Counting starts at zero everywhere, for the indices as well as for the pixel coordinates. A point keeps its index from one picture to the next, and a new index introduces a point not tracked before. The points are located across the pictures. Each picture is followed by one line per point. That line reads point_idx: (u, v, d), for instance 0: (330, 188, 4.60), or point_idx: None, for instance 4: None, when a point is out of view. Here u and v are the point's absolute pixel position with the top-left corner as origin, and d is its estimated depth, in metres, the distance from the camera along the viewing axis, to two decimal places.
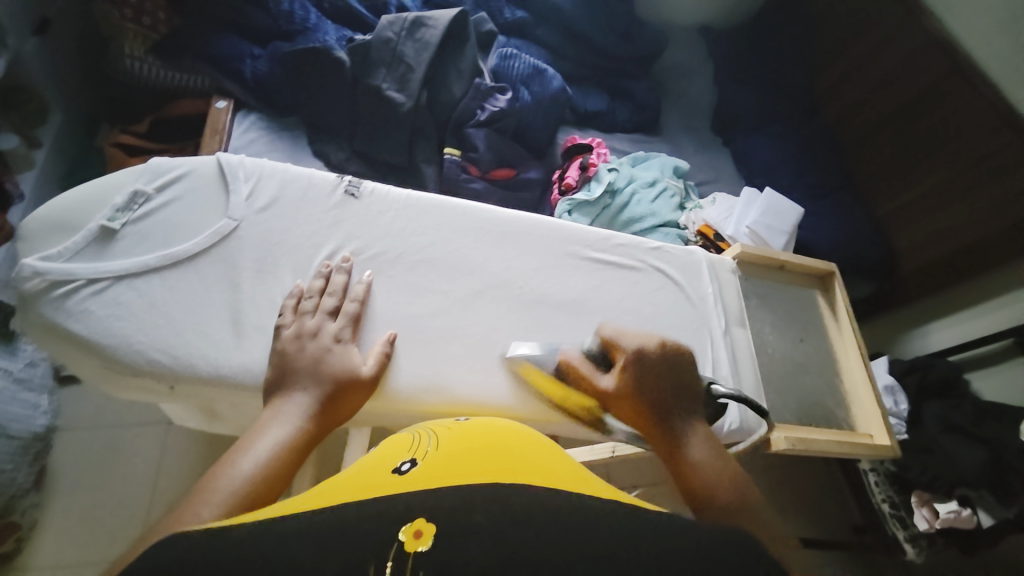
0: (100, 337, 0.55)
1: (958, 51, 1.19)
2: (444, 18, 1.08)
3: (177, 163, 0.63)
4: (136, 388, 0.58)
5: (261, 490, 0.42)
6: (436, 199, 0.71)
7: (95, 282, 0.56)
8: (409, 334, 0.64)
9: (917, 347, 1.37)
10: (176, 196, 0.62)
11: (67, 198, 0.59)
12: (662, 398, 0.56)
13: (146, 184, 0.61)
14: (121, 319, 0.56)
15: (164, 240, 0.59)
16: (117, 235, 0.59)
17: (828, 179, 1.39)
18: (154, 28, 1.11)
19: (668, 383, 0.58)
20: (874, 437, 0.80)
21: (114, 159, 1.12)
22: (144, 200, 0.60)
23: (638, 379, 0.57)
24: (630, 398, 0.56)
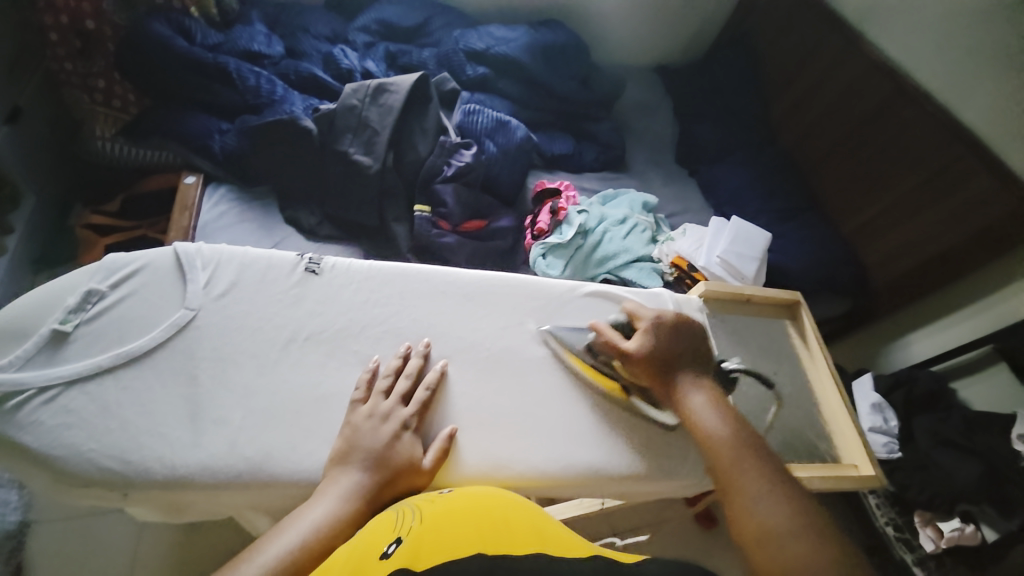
0: (52, 449, 0.53)
1: (899, 76, 1.26)
2: (406, 82, 1.12)
3: (133, 257, 0.63)
4: (90, 497, 0.55)
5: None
6: (398, 267, 0.72)
7: (46, 390, 0.55)
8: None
9: (901, 359, 1.38)
10: (131, 292, 0.61)
11: (18, 305, 0.59)
12: (681, 356, 0.64)
13: (100, 282, 0.61)
14: (74, 428, 0.54)
15: (118, 338, 0.59)
16: (71, 338, 0.58)
17: (792, 202, 1.44)
18: (124, 109, 1.18)
19: (687, 346, 0.65)
20: (859, 467, 0.78)
21: (85, 240, 1.12)
22: (98, 299, 0.60)
23: (661, 343, 0.65)
24: (652, 354, 0.64)
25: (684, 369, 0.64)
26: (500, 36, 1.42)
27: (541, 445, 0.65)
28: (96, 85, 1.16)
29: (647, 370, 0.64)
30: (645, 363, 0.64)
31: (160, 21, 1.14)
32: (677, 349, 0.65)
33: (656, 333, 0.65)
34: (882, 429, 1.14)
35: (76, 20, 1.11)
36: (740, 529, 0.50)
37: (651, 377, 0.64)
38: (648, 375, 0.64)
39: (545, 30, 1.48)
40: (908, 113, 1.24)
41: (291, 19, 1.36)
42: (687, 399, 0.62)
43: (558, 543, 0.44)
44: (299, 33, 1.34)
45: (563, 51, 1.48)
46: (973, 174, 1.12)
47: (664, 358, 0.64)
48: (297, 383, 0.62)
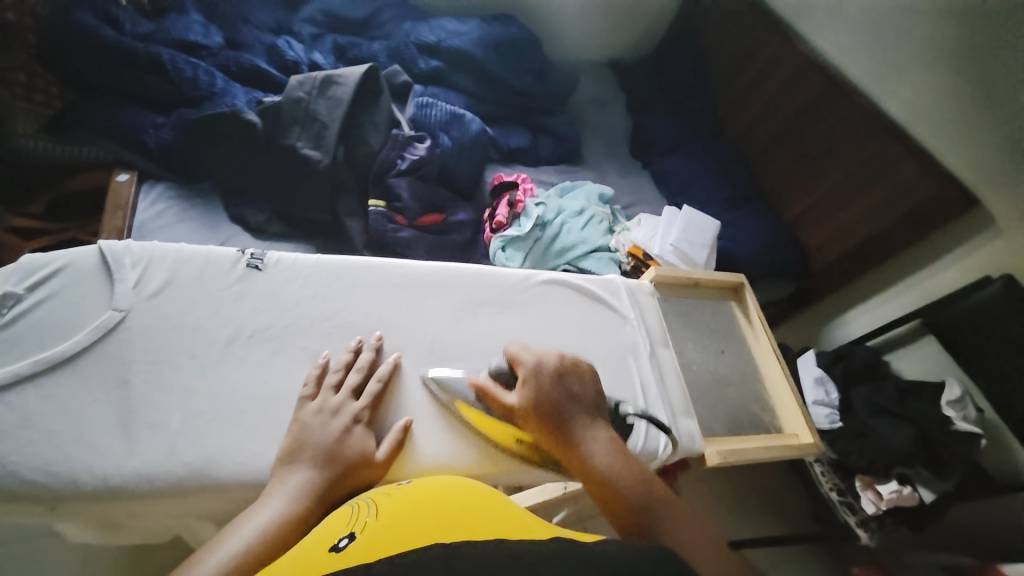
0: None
1: (830, 70, 1.34)
2: (354, 74, 1.09)
3: (52, 256, 0.59)
4: (13, 513, 0.51)
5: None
6: (348, 260, 0.70)
7: None
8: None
9: (840, 336, 1.47)
10: (51, 293, 0.57)
11: None
12: (566, 403, 0.57)
13: (15, 285, 0.56)
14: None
15: (39, 343, 0.55)
16: None
17: (739, 191, 1.50)
18: (47, 104, 1.10)
19: (574, 387, 0.59)
20: (800, 436, 0.83)
21: (5, 244, 1.03)
22: (13, 302, 0.56)
23: (543, 393, 0.57)
24: (540, 408, 0.56)
25: (575, 419, 0.55)
26: (452, 29, 1.40)
27: (498, 433, 0.65)
28: (14, 78, 1.04)
29: (538, 425, 0.56)
30: (534, 418, 0.56)
31: (84, 9, 1.07)
32: (565, 395, 0.57)
33: (537, 382, 0.58)
34: (825, 402, 1.22)
35: None
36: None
37: (546, 434, 0.55)
38: (541, 431, 0.56)
39: (498, 24, 1.48)
40: (840, 105, 1.32)
41: (231, 9, 1.29)
42: (585, 449, 0.53)
43: (517, 525, 0.43)
44: (240, 24, 1.28)
45: (517, 45, 1.48)
46: (900, 162, 1.21)
47: (556, 409, 0.56)
48: (243, 384, 0.59)
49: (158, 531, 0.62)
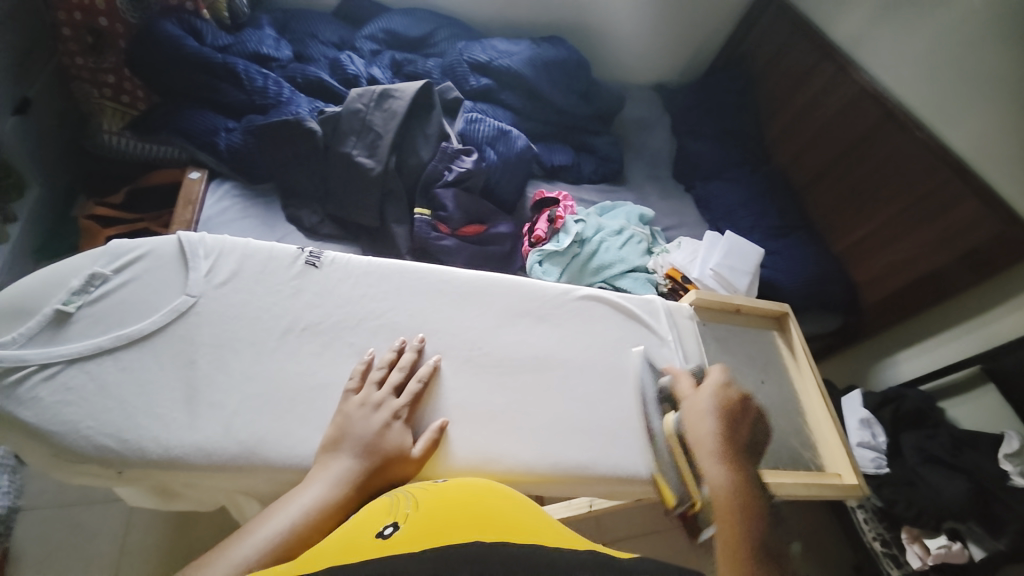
0: (49, 426, 0.53)
1: (889, 100, 1.30)
2: (410, 89, 1.15)
3: (137, 243, 0.65)
4: (85, 474, 0.55)
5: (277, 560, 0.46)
6: (395, 263, 0.73)
7: (46, 367, 0.55)
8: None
9: (890, 377, 1.39)
10: (134, 276, 0.63)
11: (21, 285, 0.59)
12: (728, 428, 0.63)
13: (104, 266, 0.62)
14: (72, 405, 0.55)
15: (120, 320, 0.60)
16: (73, 319, 0.59)
17: (785, 220, 1.46)
18: (133, 105, 1.21)
19: (740, 430, 0.64)
20: (842, 476, 0.79)
21: (86, 230, 1.14)
22: (101, 282, 0.61)
23: (714, 406, 0.65)
24: (699, 413, 0.65)
25: (726, 444, 0.61)
26: (503, 49, 1.45)
27: (529, 443, 0.66)
28: (105, 80, 1.18)
29: (689, 428, 0.64)
30: (695, 420, 0.64)
31: (172, 21, 1.17)
32: (728, 422, 0.64)
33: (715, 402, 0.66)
34: (871, 445, 1.15)
35: (90, 17, 1.14)
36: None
37: (693, 440, 0.62)
38: (691, 436, 0.63)
39: (548, 46, 1.52)
40: (896, 138, 1.28)
41: (300, 26, 1.40)
42: (714, 470, 0.58)
43: (556, 536, 0.43)
44: (308, 39, 1.37)
45: (565, 66, 1.52)
46: (961, 199, 1.15)
47: (713, 424, 0.63)
48: (295, 373, 0.63)
49: (206, 504, 0.66)
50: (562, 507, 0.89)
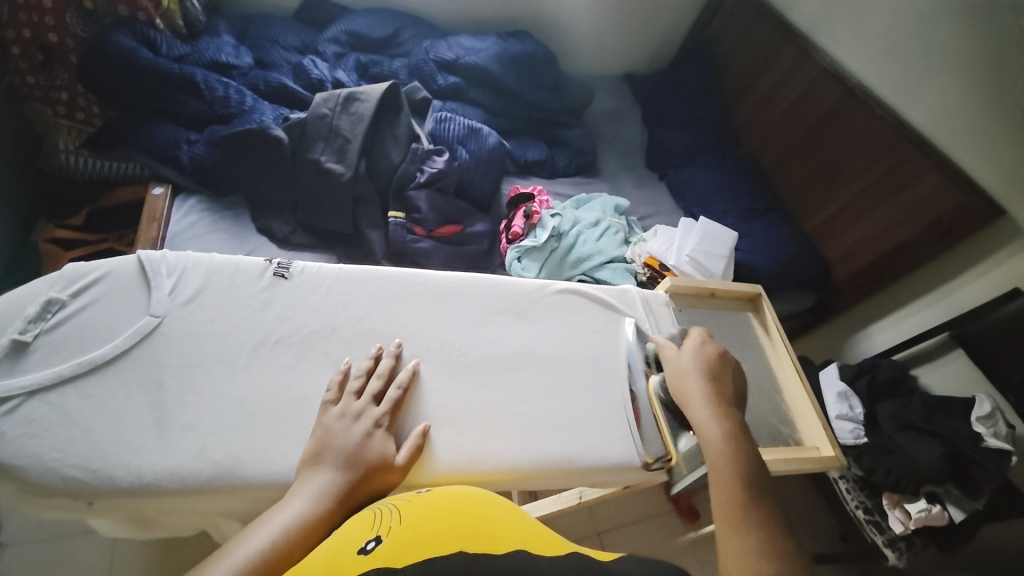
0: (12, 460, 0.51)
1: (849, 80, 1.33)
2: (376, 91, 1.13)
3: (95, 265, 0.62)
4: (56, 508, 0.54)
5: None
6: (368, 269, 0.72)
7: (4, 401, 0.53)
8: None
9: (865, 349, 1.43)
10: (93, 300, 0.60)
11: None
12: (713, 382, 0.67)
13: (60, 291, 0.60)
14: (36, 437, 0.53)
15: (80, 347, 0.58)
16: (30, 349, 0.56)
17: (757, 202, 1.49)
18: (88, 121, 1.17)
19: (724, 382, 0.67)
20: (820, 449, 0.81)
21: (48, 253, 1.11)
22: (58, 308, 0.59)
23: (697, 364, 0.68)
24: (683, 372, 0.68)
25: (714, 395, 0.65)
26: (469, 46, 1.44)
27: (513, 441, 0.66)
28: (58, 97, 1.14)
29: (678, 385, 0.67)
30: (680, 379, 0.68)
31: (124, 33, 1.13)
32: (713, 377, 0.67)
33: (693, 358, 0.69)
34: (848, 416, 1.19)
35: (39, 33, 1.10)
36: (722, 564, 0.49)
37: (682, 396, 0.66)
38: (679, 395, 0.67)
39: (514, 41, 1.51)
40: (858, 116, 1.31)
41: (260, 31, 1.36)
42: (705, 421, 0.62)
43: (540, 541, 0.43)
44: (269, 45, 1.35)
45: (533, 60, 1.51)
46: (921, 172, 1.19)
47: (697, 381, 0.66)
48: (273, 387, 0.62)
49: (187, 527, 0.65)
50: (540, 506, 0.90)
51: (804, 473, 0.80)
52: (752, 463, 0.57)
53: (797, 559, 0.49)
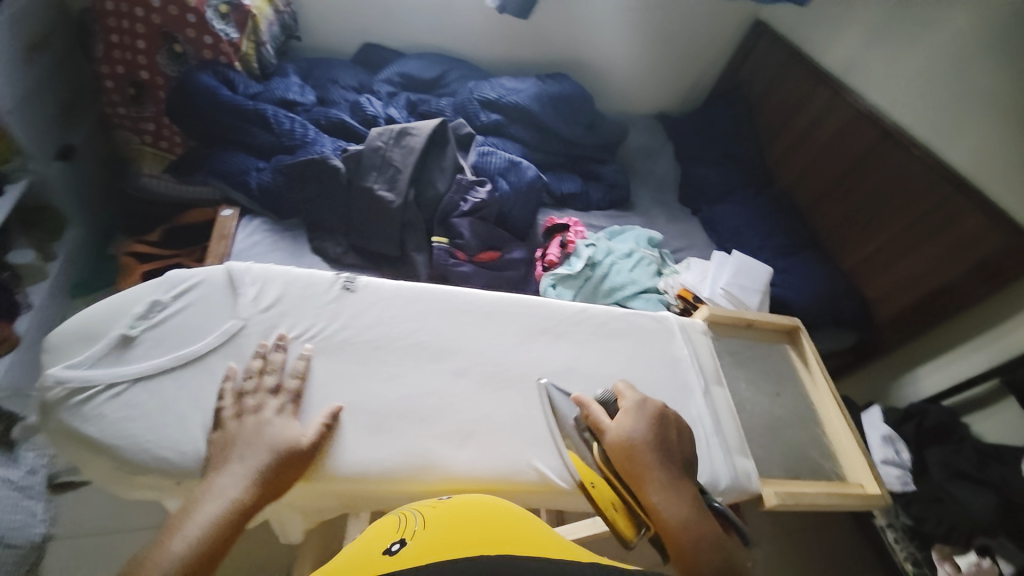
0: (114, 439, 0.58)
1: (886, 122, 1.35)
2: (427, 127, 1.22)
3: (192, 273, 0.70)
4: (143, 488, 0.59)
5: (190, 570, 0.48)
6: (423, 286, 0.77)
7: (111, 388, 0.60)
8: (398, 419, 0.66)
9: (910, 394, 1.38)
10: (189, 303, 0.67)
11: (92, 312, 0.65)
12: (658, 449, 0.62)
13: (163, 294, 0.67)
14: (135, 421, 0.59)
15: (177, 343, 0.65)
16: (136, 342, 0.64)
17: (792, 239, 1.49)
18: (170, 149, 1.34)
19: (672, 445, 0.63)
20: (864, 486, 0.79)
21: (126, 266, 1.27)
22: (161, 308, 0.66)
23: (641, 431, 0.63)
24: (633, 446, 0.61)
25: (665, 465, 0.61)
26: (511, 87, 1.56)
27: (424, 444, 0.65)
28: (146, 127, 1.31)
29: (624, 461, 0.61)
30: (625, 455, 0.61)
31: (208, 72, 1.27)
32: (659, 443, 0.62)
33: (638, 422, 0.64)
34: (894, 461, 1.13)
35: (131, 70, 1.27)
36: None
37: (631, 469, 0.60)
38: (629, 469, 0.60)
39: (553, 83, 1.62)
40: (896, 156, 1.32)
41: (322, 73, 1.51)
42: (665, 492, 0.58)
43: (559, 550, 0.45)
44: (329, 84, 1.49)
45: (569, 100, 1.61)
46: (964, 213, 1.18)
47: (645, 455, 0.61)
48: (334, 389, 0.67)
49: (248, 520, 0.69)
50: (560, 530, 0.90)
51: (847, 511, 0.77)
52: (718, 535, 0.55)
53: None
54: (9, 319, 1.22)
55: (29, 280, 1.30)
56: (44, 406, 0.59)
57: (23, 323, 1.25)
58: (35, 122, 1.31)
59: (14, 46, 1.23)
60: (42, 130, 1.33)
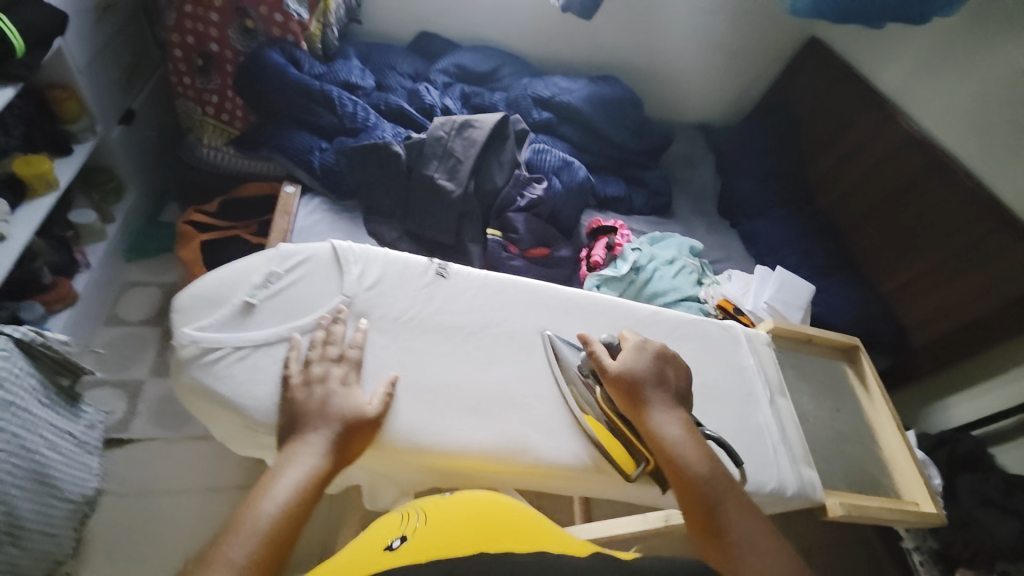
0: (243, 400, 0.63)
1: (937, 150, 1.35)
2: (489, 121, 1.24)
3: (301, 248, 0.74)
4: (263, 447, 0.66)
5: (283, 526, 0.51)
6: (511, 278, 0.80)
7: (237, 351, 0.66)
8: (492, 403, 0.70)
9: (940, 422, 1.40)
10: (301, 276, 0.72)
11: (214, 277, 0.70)
12: (655, 391, 0.68)
13: (277, 266, 0.72)
14: (261, 384, 0.64)
15: (292, 314, 0.69)
16: (255, 310, 0.69)
17: (832, 259, 1.51)
18: (230, 123, 1.36)
19: (670, 385, 0.69)
20: (919, 504, 0.83)
21: (183, 233, 1.31)
22: (276, 279, 0.71)
23: (638, 377, 0.68)
24: (633, 390, 0.67)
25: (664, 404, 0.67)
26: (565, 86, 1.57)
27: (479, 425, 0.68)
28: (210, 99, 1.34)
29: (627, 403, 0.67)
30: (627, 395, 0.67)
31: (276, 51, 1.29)
32: (657, 384, 0.68)
33: (635, 369, 0.69)
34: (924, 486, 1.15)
35: (202, 42, 1.30)
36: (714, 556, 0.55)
37: (635, 410, 0.67)
38: (633, 410, 0.67)
39: (604, 85, 1.63)
40: (944, 185, 1.32)
41: (380, 58, 1.53)
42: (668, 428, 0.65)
43: (551, 540, 0.49)
44: (387, 70, 1.51)
45: (621, 103, 1.62)
46: (1006, 249, 1.19)
47: (646, 396, 0.67)
48: (420, 367, 0.70)
49: (338, 488, 0.73)
50: (589, 529, 0.92)
51: (904, 525, 0.82)
52: (716, 463, 0.63)
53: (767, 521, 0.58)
54: (67, 277, 1.26)
55: (87, 240, 1.34)
56: (176, 362, 0.65)
57: (80, 282, 1.29)
58: (104, 86, 1.33)
59: (88, 9, 1.23)
60: (109, 94, 1.36)
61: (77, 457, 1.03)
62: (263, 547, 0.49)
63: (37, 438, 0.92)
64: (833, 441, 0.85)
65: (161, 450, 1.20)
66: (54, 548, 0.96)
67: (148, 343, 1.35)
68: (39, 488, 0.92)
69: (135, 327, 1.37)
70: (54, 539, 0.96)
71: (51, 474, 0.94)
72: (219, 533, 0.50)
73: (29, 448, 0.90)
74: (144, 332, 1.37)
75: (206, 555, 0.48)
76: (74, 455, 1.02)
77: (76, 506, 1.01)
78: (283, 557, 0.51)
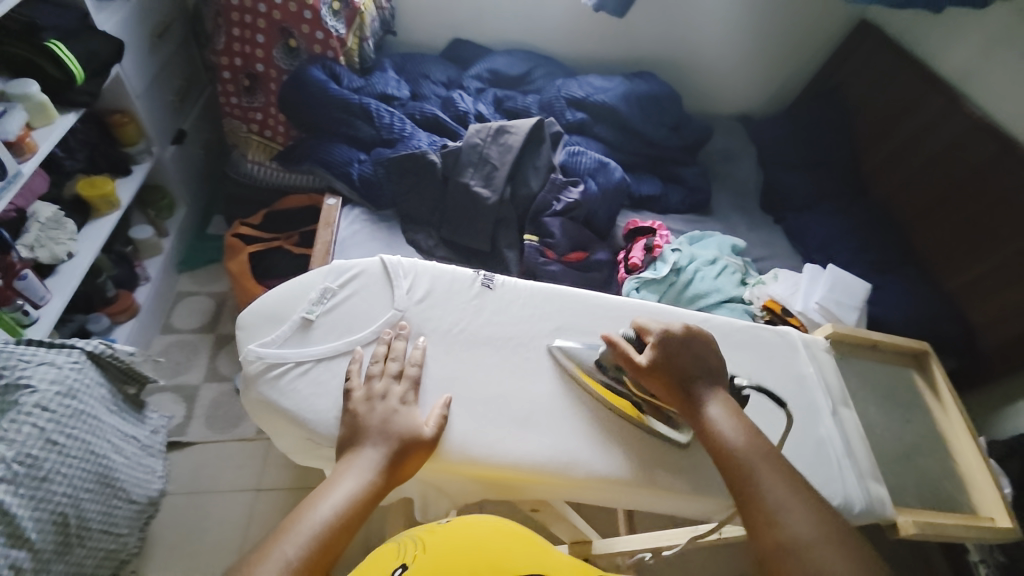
0: (305, 413, 0.66)
1: (1009, 135, 1.25)
2: (525, 125, 1.24)
3: (353, 264, 0.77)
4: (322, 458, 0.68)
5: (335, 532, 0.53)
6: (556, 287, 0.80)
7: (299, 365, 0.69)
8: (543, 415, 0.70)
9: (1014, 429, 1.29)
10: (354, 291, 0.75)
11: (275, 295, 0.75)
12: (690, 369, 0.66)
13: (332, 282, 0.75)
14: (321, 396, 0.67)
15: (348, 329, 0.72)
16: (313, 325, 0.72)
17: (888, 255, 1.42)
18: (274, 139, 1.42)
19: (705, 361, 0.67)
20: (996, 520, 0.78)
21: (230, 246, 1.36)
22: (331, 295, 0.74)
23: (670, 358, 0.66)
24: (666, 371, 0.66)
25: (699, 381, 0.65)
26: (599, 85, 1.56)
27: (531, 437, 0.68)
28: (254, 116, 1.41)
29: (661, 384, 0.66)
30: (660, 377, 0.66)
31: (317, 67, 1.33)
32: (692, 361, 0.66)
33: (667, 348, 0.67)
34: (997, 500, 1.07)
35: (248, 63, 1.36)
36: (764, 539, 0.54)
37: (669, 390, 0.65)
38: (666, 389, 0.65)
39: (640, 82, 1.60)
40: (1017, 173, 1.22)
41: (414, 67, 1.55)
42: (706, 405, 0.64)
43: (561, 568, 0.50)
44: (421, 79, 1.53)
45: (658, 100, 1.59)
46: None
47: (678, 377, 0.65)
48: (468, 379, 0.71)
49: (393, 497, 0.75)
50: (630, 541, 0.90)
51: (977, 543, 0.78)
52: (756, 437, 0.61)
53: (827, 507, 0.57)
54: (129, 289, 1.34)
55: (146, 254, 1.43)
56: (244, 377, 0.69)
57: (141, 294, 1.37)
58: (160, 109, 1.41)
59: (145, 37, 1.31)
60: (164, 116, 1.44)
61: (142, 460, 1.07)
62: (313, 553, 0.51)
63: (105, 443, 0.97)
64: (902, 453, 0.81)
65: (213, 453, 1.26)
66: (120, 547, 1.01)
67: (200, 351, 1.42)
68: (107, 490, 0.97)
69: (188, 336, 1.44)
70: (121, 538, 1.01)
71: (115, 476, 0.98)
72: (274, 534, 0.52)
73: (99, 452, 0.95)
74: (196, 341, 1.43)
75: (255, 558, 0.49)
76: (139, 458, 1.06)
77: (141, 507, 1.05)
78: (326, 565, 0.52)
